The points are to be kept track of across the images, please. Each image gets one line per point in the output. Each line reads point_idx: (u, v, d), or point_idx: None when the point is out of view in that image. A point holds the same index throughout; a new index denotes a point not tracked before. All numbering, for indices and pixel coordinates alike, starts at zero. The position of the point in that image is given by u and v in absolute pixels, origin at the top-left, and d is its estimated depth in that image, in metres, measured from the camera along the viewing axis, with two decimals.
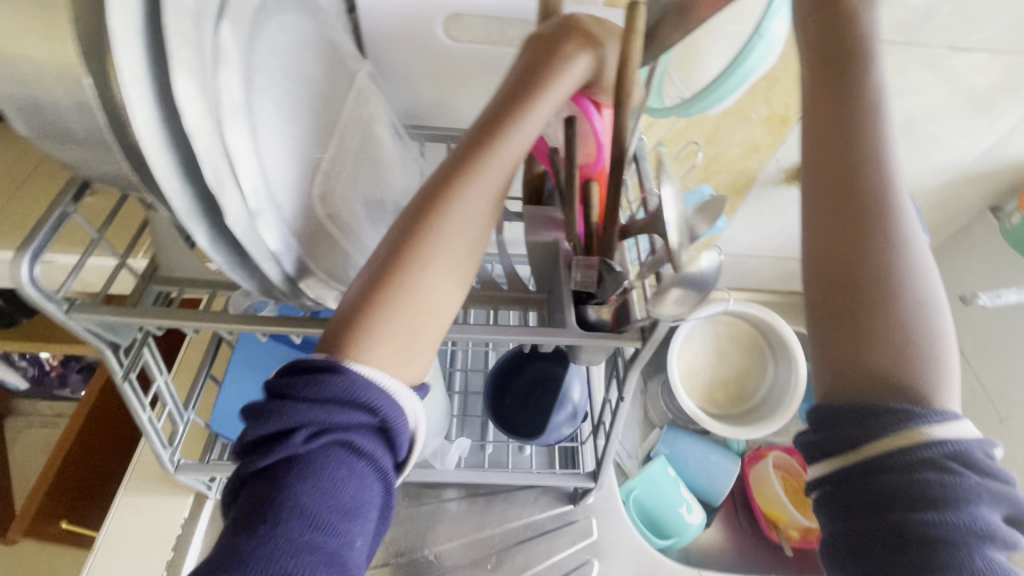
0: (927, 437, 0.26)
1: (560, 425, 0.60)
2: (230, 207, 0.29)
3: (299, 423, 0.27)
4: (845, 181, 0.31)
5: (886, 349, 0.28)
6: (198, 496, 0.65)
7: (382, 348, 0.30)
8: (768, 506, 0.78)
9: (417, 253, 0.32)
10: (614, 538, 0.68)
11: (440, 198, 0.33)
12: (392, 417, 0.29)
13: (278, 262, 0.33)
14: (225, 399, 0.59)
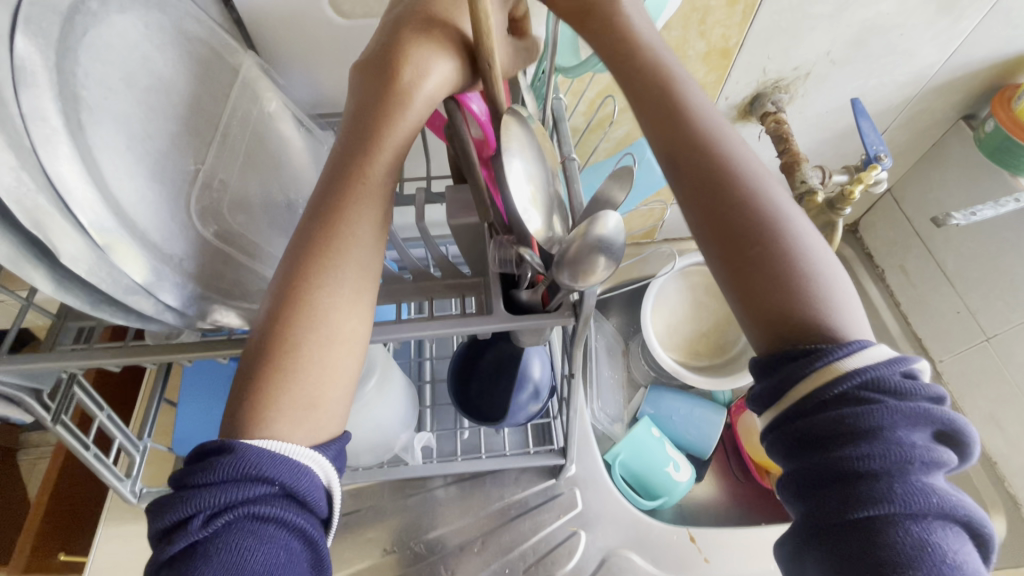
0: (846, 371, 0.23)
1: (525, 405, 0.58)
2: (65, 246, 0.26)
3: (192, 510, 0.25)
4: (692, 142, 0.29)
5: (784, 301, 0.25)
6: None
7: (281, 420, 0.27)
8: (759, 455, 0.77)
9: (298, 315, 0.28)
10: (601, 506, 0.67)
11: (311, 247, 0.29)
12: (299, 479, 0.27)
13: (151, 294, 0.30)
14: (182, 423, 0.58)
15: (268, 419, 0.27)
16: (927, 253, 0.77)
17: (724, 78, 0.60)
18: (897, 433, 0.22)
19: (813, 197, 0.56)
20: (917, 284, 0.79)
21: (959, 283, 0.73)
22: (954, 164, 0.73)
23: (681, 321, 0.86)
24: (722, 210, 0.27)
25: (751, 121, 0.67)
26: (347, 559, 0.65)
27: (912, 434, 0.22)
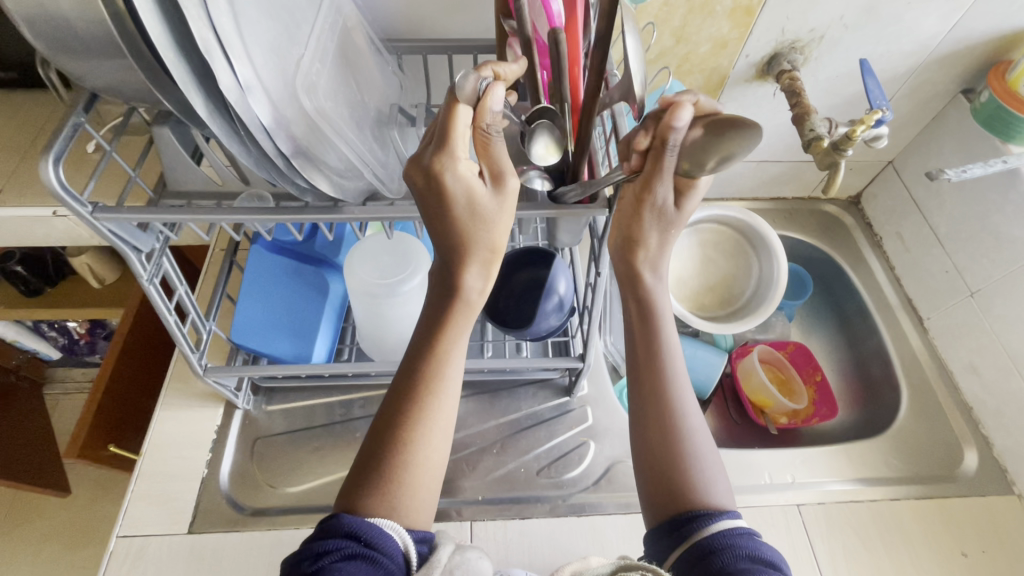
0: (714, 535, 0.39)
1: (549, 314, 0.65)
2: (223, 79, 0.35)
3: (320, 548, 0.38)
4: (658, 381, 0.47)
5: (684, 482, 0.42)
6: (229, 405, 0.73)
7: (382, 509, 0.41)
8: (755, 394, 0.84)
9: (407, 447, 0.43)
10: (608, 422, 0.74)
11: (410, 401, 0.44)
12: (377, 535, 0.39)
13: (270, 136, 0.39)
14: (242, 312, 0.64)
15: (376, 506, 0.41)
16: (922, 219, 0.84)
17: (746, 36, 0.66)
18: (737, 549, 0.38)
19: (819, 142, 0.63)
20: (911, 248, 0.86)
21: (949, 245, 0.80)
22: (951, 134, 0.79)
23: (690, 275, 0.92)
24: (650, 421, 0.45)
25: (767, 81, 0.73)
26: None
27: (750, 562, 0.38)
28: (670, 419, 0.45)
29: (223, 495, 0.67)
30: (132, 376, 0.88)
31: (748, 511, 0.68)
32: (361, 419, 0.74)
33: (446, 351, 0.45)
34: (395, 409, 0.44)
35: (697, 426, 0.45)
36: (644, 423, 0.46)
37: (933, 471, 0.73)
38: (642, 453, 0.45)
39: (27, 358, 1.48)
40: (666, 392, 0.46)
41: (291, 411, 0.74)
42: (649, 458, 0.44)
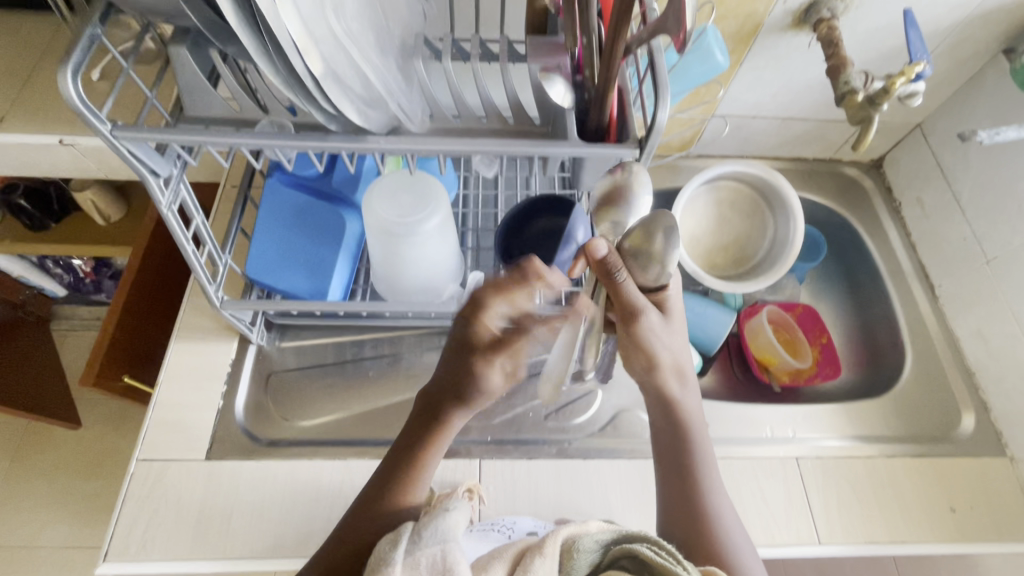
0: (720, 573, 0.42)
1: (566, 262, 0.66)
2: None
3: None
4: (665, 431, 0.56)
5: (703, 524, 0.52)
6: (243, 341, 0.73)
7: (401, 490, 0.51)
8: (761, 352, 0.85)
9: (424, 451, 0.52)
10: (616, 372, 0.76)
11: (431, 416, 0.53)
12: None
13: (300, 52, 0.38)
14: (257, 248, 0.64)
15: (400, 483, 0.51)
16: (945, 184, 0.82)
17: None
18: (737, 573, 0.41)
19: (853, 96, 0.61)
20: (929, 215, 0.85)
21: (970, 211, 0.79)
22: (986, 96, 0.76)
23: (704, 233, 0.91)
24: (673, 499, 0.54)
25: (803, 31, 0.71)
26: (390, 391, 0.74)
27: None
28: (700, 506, 0.53)
29: (239, 426, 0.69)
30: (142, 312, 0.89)
31: (748, 461, 0.70)
32: (372, 359, 0.75)
33: (465, 383, 0.52)
34: (416, 423, 0.53)
35: (727, 516, 0.53)
36: (662, 468, 0.56)
37: (930, 431, 0.75)
38: (667, 508, 0.54)
39: (34, 294, 1.49)
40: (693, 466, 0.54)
41: (304, 349, 0.75)
42: (666, 488, 0.54)
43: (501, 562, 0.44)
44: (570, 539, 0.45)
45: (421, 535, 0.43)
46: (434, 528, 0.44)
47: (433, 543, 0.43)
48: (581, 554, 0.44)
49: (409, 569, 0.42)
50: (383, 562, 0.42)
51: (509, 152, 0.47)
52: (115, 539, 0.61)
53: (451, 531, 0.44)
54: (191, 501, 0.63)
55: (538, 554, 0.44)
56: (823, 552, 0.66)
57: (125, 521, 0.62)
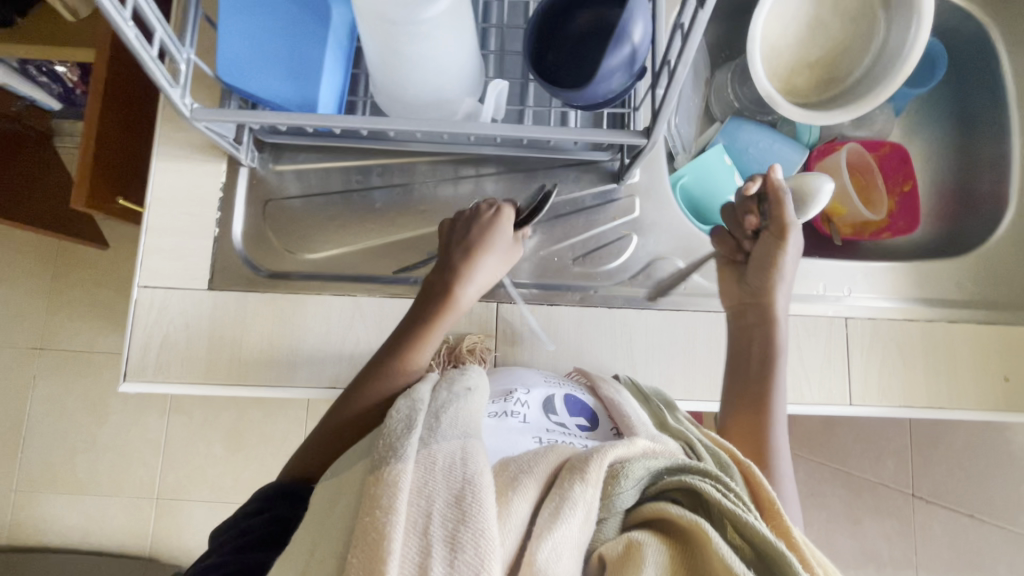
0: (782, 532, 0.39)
1: (616, 70, 0.50)
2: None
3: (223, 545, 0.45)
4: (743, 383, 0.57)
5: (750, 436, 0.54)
6: (232, 162, 0.64)
7: (413, 353, 0.53)
8: (827, 199, 0.72)
9: (430, 325, 0.54)
10: (657, 215, 0.66)
11: (442, 292, 0.54)
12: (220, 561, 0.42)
13: None
14: (227, 40, 0.51)
15: (407, 353, 0.53)
16: None
17: None
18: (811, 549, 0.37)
19: None
20: None
21: None
22: None
23: (790, 44, 0.72)
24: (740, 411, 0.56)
25: None
26: (401, 225, 0.66)
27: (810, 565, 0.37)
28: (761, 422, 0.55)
29: (239, 256, 0.64)
30: (123, 125, 0.79)
31: (790, 319, 0.64)
32: (380, 190, 0.67)
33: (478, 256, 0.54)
34: (422, 301, 0.55)
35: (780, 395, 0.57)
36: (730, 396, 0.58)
37: (1008, 297, 0.66)
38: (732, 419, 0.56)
39: (25, 106, 1.35)
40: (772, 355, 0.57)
41: (303, 174, 0.66)
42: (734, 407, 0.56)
43: (530, 479, 0.37)
44: (620, 462, 0.39)
45: (438, 427, 0.40)
46: (454, 420, 0.41)
47: (451, 440, 0.39)
48: (629, 480, 0.39)
49: (422, 467, 0.37)
50: (394, 450, 0.38)
51: None
52: (131, 362, 0.60)
53: (472, 428, 0.40)
54: (200, 330, 0.61)
55: (580, 479, 0.37)
56: (853, 412, 0.63)
57: (137, 345, 0.61)
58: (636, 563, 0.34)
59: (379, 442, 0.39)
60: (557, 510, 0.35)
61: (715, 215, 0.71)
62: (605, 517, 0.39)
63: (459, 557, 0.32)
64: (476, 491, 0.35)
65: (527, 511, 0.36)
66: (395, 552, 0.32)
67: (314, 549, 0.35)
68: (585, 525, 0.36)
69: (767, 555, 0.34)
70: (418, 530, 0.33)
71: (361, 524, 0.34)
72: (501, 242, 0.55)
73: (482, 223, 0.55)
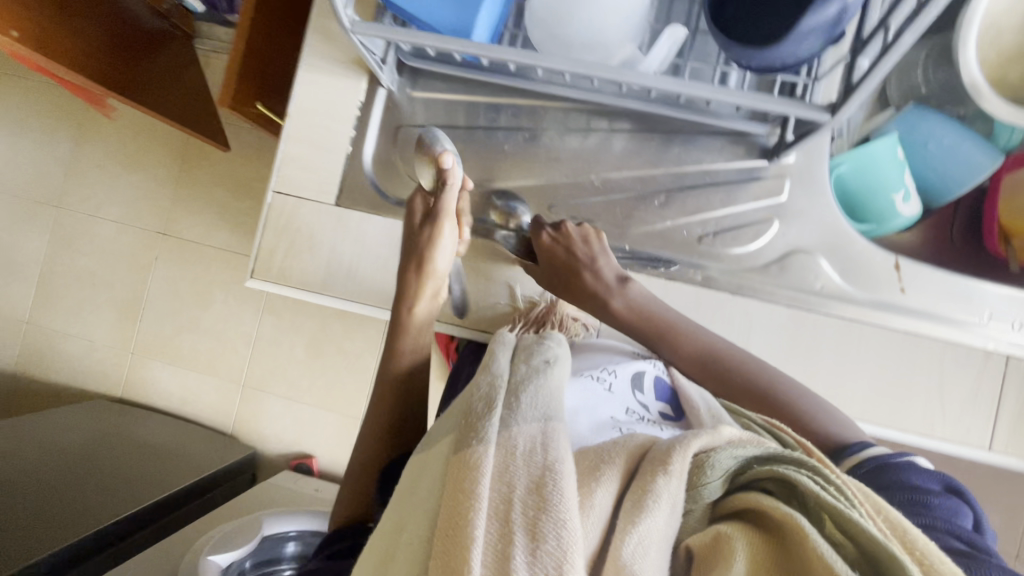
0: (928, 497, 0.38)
1: (810, 34, 0.44)
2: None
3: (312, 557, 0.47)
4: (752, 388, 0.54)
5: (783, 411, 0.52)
6: (372, 82, 0.64)
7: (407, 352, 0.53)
8: (1010, 216, 0.62)
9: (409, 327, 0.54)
10: (805, 203, 0.60)
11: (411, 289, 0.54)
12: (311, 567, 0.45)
13: None
14: None
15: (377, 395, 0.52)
16: None
17: None
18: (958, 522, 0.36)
19: None
20: None
21: None
22: None
23: (1013, 25, 0.60)
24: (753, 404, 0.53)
25: None
26: (524, 172, 0.64)
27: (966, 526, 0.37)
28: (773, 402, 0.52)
29: (367, 178, 0.65)
30: (269, 31, 0.81)
31: (936, 343, 0.57)
32: (510, 131, 0.64)
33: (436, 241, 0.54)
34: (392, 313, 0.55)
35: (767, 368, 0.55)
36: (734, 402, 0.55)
37: None
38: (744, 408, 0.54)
39: (174, 5, 1.43)
40: (720, 358, 0.55)
41: (436, 104, 0.65)
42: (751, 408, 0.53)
43: (614, 465, 0.35)
44: (705, 452, 0.35)
45: (520, 406, 0.37)
46: (536, 398, 0.38)
47: (532, 421, 0.35)
48: (716, 471, 0.35)
49: (504, 449, 0.34)
50: (476, 430, 0.35)
51: None
52: (258, 262, 0.64)
53: (554, 408, 0.37)
54: (324, 244, 0.64)
55: (663, 470, 0.34)
56: (988, 459, 0.56)
57: (266, 247, 0.64)
58: (725, 557, 0.30)
59: (461, 418, 0.36)
60: (641, 503, 0.32)
61: (872, 214, 0.63)
62: (691, 508, 0.35)
63: (541, 547, 0.29)
64: (558, 478, 0.32)
65: (609, 505, 0.33)
66: (478, 549, 0.29)
67: (400, 531, 0.33)
68: (671, 518, 0.33)
69: (873, 554, 0.29)
70: (500, 515, 0.30)
71: (447, 507, 0.32)
72: (447, 255, 0.55)
73: (420, 243, 0.55)
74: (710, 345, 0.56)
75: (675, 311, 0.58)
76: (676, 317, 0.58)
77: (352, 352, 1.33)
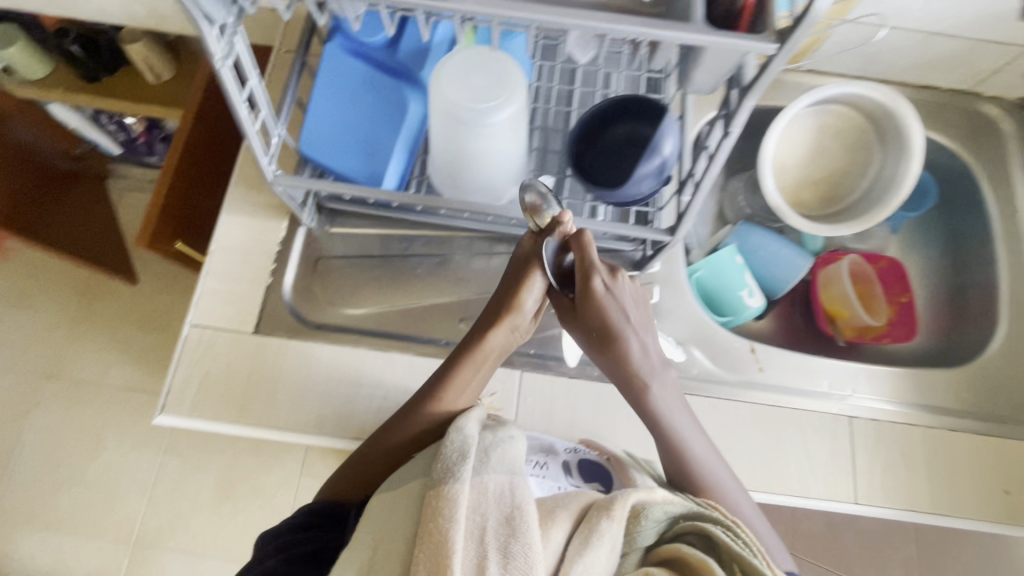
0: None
1: (646, 177, 0.58)
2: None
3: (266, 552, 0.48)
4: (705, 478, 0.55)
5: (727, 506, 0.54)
6: (292, 221, 0.71)
7: (452, 394, 0.53)
8: (831, 302, 0.79)
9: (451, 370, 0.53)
10: (674, 303, 0.72)
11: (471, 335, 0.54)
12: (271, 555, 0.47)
13: None
14: (313, 121, 0.59)
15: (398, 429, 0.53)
16: None
17: None
18: None
19: None
20: None
21: None
22: None
23: (796, 163, 0.81)
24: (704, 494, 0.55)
25: None
26: (437, 292, 0.72)
27: None
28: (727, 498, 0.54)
29: (287, 305, 0.69)
30: (192, 177, 0.87)
31: (795, 413, 0.67)
32: (422, 257, 0.73)
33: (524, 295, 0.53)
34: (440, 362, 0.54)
35: (717, 463, 0.55)
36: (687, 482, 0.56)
37: (1003, 412, 0.70)
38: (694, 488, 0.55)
39: (90, 149, 1.47)
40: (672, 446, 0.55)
41: (353, 237, 0.73)
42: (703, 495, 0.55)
43: (567, 510, 0.44)
44: (642, 505, 0.45)
45: (489, 456, 0.44)
46: (501, 453, 0.44)
47: (499, 469, 0.43)
48: (649, 521, 0.45)
49: (476, 489, 0.41)
50: (451, 470, 0.42)
51: (616, 32, 0.39)
52: (171, 395, 0.63)
53: (517, 462, 0.44)
54: (242, 372, 0.65)
55: (606, 515, 0.43)
56: (858, 511, 0.65)
57: (179, 380, 0.64)
58: None
59: (438, 461, 0.43)
60: (587, 539, 0.42)
61: (728, 308, 0.76)
62: (628, 552, 0.45)
63: (512, 561, 0.38)
64: (525, 513, 0.40)
65: (561, 539, 0.42)
66: (458, 560, 0.38)
67: (375, 552, 0.41)
68: (611, 555, 0.42)
69: None
70: (475, 538, 0.39)
71: (427, 526, 0.39)
72: (536, 297, 0.53)
73: (512, 280, 0.54)
74: (676, 438, 0.55)
75: (670, 401, 0.55)
76: (664, 404, 0.54)
77: (267, 488, 1.25)
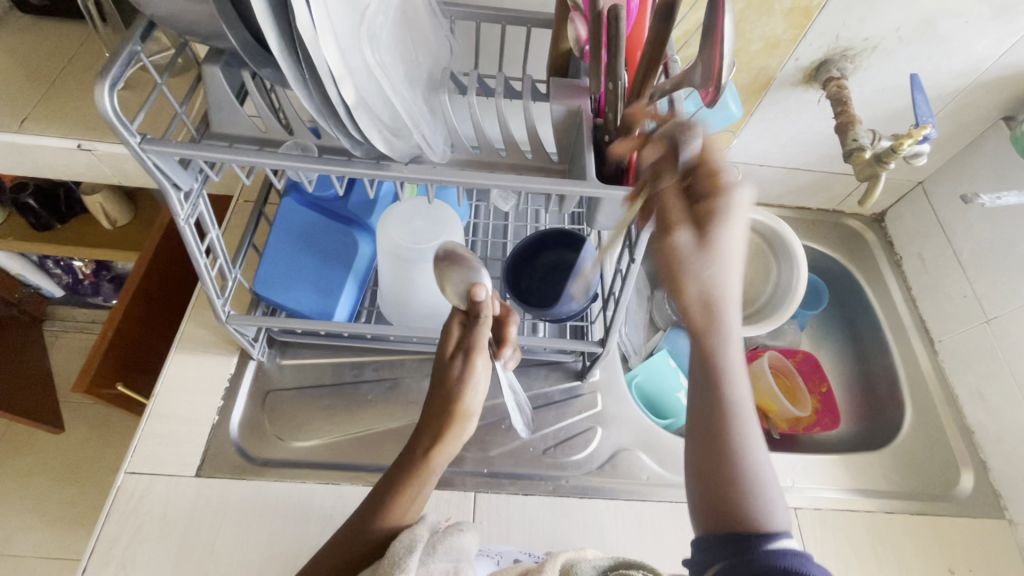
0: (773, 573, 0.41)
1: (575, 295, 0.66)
2: (301, 19, 0.35)
3: None
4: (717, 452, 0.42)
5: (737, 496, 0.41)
6: (243, 356, 0.73)
7: (409, 501, 0.51)
8: (760, 397, 0.83)
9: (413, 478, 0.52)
10: (617, 409, 0.75)
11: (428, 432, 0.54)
12: None
13: (335, 83, 0.40)
14: (269, 264, 0.65)
15: (370, 525, 0.50)
16: (946, 243, 0.84)
17: (799, 38, 0.66)
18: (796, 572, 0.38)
19: (861, 153, 0.64)
20: (930, 270, 0.87)
21: (970, 269, 0.80)
22: (986, 157, 0.79)
23: None
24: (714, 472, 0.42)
25: (812, 87, 0.73)
26: (388, 416, 0.72)
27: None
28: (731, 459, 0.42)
29: (232, 443, 0.67)
30: (141, 318, 0.88)
31: None
32: (372, 383, 0.74)
33: (469, 395, 0.55)
34: (398, 463, 0.54)
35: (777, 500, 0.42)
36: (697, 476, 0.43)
37: (929, 489, 0.74)
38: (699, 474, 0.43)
39: (30, 293, 1.45)
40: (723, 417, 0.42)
41: (303, 367, 0.74)
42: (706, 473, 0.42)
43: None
44: (570, 561, 0.46)
45: (436, 550, 0.46)
46: (450, 546, 0.47)
47: (446, 559, 0.46)
48: None
49: None
50: (397, 566, 0.44)
51: (528, 188, 0.48)
52: (95, 554, 0.59)
53: (464, 552, 0.47)
54: (179, 519, 0.62)
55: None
56: None
57: (107, 535, 0.60)
58: None
59: (383, 561, 0.45)
60: None
61: (668, 410, 0.80)
62: None
63: None
64: None
65: None
66: None
67: None
68: None
69: None
70: None
71: None
72: (478, 393, 0.56)
73: (454, 372, 0.55)
74: (733, 402, 0.42)
75: (739, 373, 0.42)
76: (733, 354, 0.41)
77: None
